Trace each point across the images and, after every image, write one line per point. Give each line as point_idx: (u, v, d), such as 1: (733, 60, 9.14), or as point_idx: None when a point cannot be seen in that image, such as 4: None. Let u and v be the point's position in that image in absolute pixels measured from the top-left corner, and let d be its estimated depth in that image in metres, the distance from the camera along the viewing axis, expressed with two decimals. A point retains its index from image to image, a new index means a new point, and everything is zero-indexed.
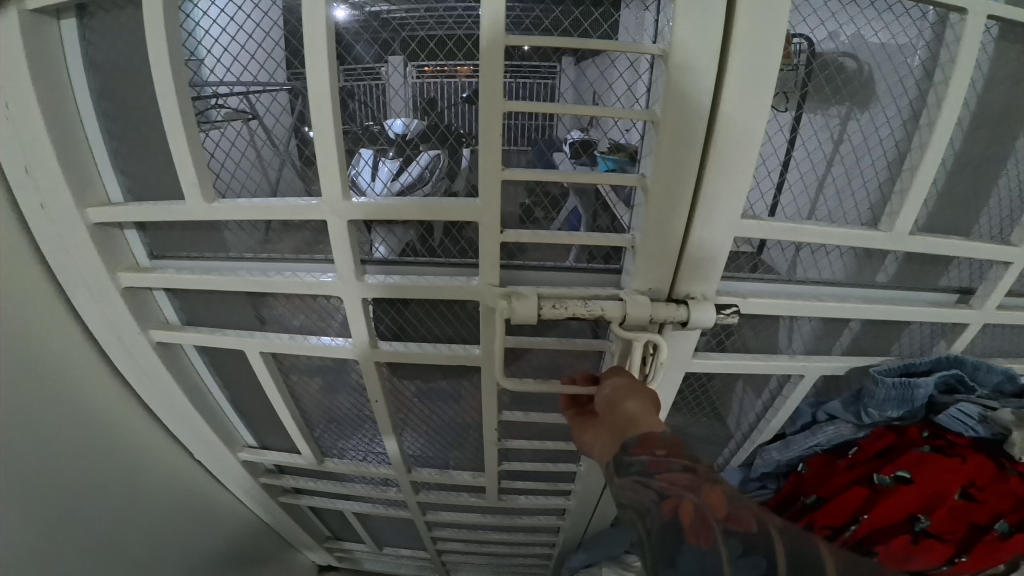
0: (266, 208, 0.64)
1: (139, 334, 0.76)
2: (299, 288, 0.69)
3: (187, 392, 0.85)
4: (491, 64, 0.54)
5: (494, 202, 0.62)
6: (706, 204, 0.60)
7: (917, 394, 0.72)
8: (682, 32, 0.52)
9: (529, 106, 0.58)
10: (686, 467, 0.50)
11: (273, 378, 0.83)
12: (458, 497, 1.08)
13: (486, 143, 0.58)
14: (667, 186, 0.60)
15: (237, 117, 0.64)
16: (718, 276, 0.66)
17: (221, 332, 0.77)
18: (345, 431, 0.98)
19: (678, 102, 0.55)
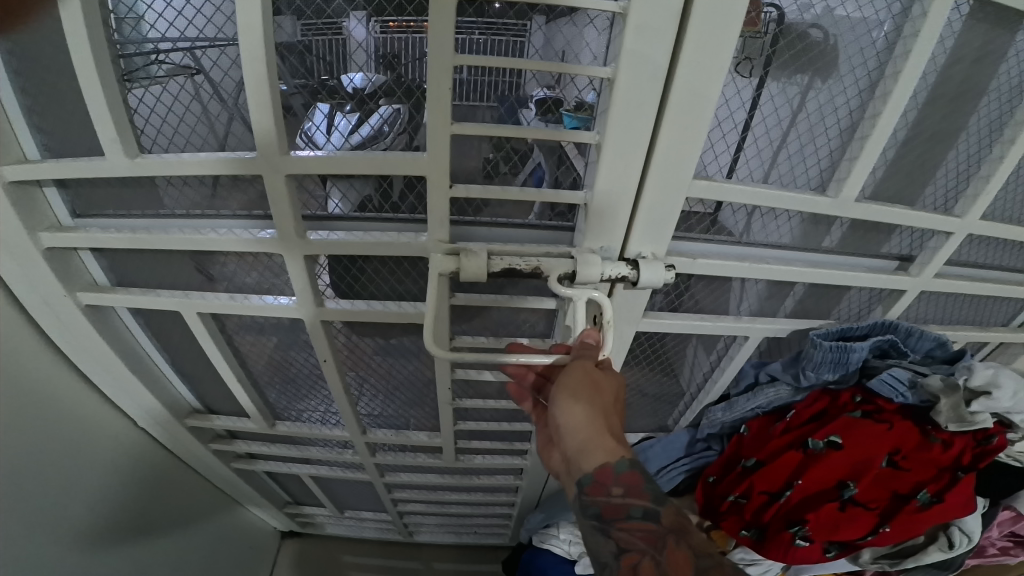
0: (196, 163, 0.59)
1: (66, 297, 0.71)
2: (237, 245, 0.65)
3: (123, 357, 0.81)
4: (439, 13, 0.50)
5: (440, 158, 0.59)
6: (659, 163, 0.60)
7: (852, 358, 0.73)
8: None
9: (480, 61, 0.55)
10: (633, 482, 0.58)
11: (216, 341, 0.80)
12: (416, 457, 1.09)
13: (435, 97, 0.55)
14: (618, 146, 0.59)
15: (179, 72, 0.58)
16: (670, 236, 0.67)
17: (155, 292, 0.73)
18: (296, 393, 0.96)
19: (633, 63, 0.53)
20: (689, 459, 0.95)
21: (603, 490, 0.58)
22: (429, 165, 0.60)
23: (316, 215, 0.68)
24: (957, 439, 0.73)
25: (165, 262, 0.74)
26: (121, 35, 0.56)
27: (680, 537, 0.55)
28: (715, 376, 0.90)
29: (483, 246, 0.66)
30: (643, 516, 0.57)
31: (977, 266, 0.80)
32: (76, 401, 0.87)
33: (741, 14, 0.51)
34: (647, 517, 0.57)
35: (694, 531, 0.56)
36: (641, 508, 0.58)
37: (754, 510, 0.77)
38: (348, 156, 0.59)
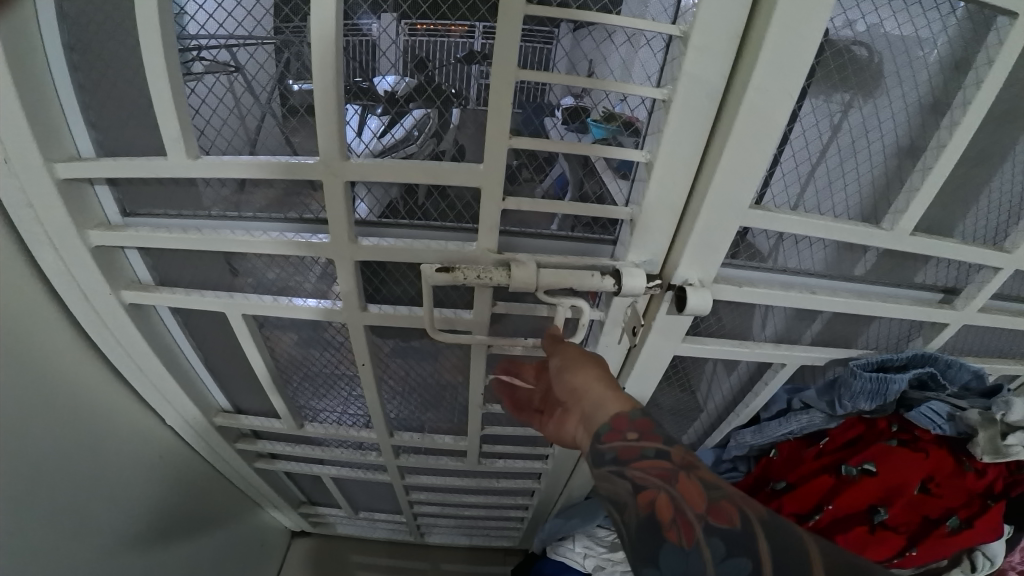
0: (254, 164, 0.59)
1: (110, 294, 0.72)
2: (289, 248, 0.65)
3: (159, 354, 0.81)
4: (508, 24, 0.50)
5: (495, 168, 0.59)
6: (716, 191, 0.58)
7: (891, 388, 0.73)
8: (707, 13, 0.49)
9: (541, 75, 0.55)
10: (660, 452, 0.49)
11: (254, 342, 0.80)
12: (439, 461, 1.09)
13: (495, 108, 0.55)
14: (669, 165, 0.59)
15: (220, 70, 0.58)
16: (719, 262, 0.65)
17: (199, 292, 0.73)
18: (323, 394, 0.96)
19: (694, 83, 0.53)
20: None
21: (618, 435, 0.52)
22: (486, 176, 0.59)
23: (371, 220, 0.68)
24: (990, 468, 0.74)
25: (209, 262, 0.74)
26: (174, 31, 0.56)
27: (691, 471, 0.47)
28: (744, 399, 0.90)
29: (525, 257, 0.66)
30: (656, 455, 0.49)
31: (1017, 298, 0.79)
32: (106, 394, 0.87)
33: (815, 43, 0.50)
34: (661, 457, 0.48)
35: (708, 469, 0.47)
36: (655, 452, 0.49)
37: (782, 529, 0.78)
38: (406, 164, 0.59)
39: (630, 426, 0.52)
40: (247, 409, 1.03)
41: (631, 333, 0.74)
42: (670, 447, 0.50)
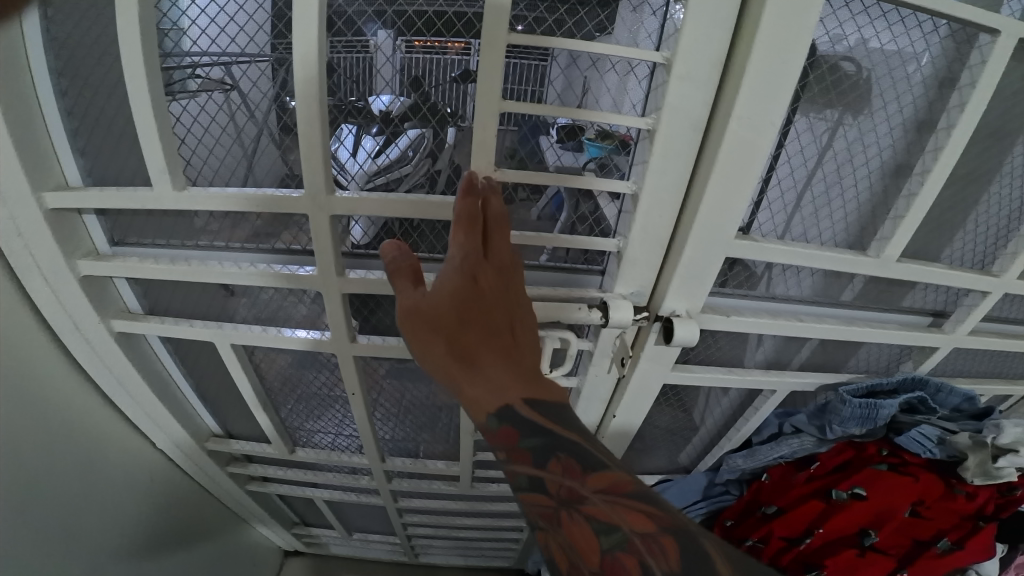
0: (240, 198, 0.60)
1: (100, 322, 0.72)
2: (276, 281, 0.66)
3: (148, 380, 0.81)
4: (491, 50, 0.50)
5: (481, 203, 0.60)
6: (700, 224, 0.58)
7: (881, 414, 0.73)
8: (690, 43, 0.49)
9: (527, 107, 0.55)
10: (533, 478, 0.54)
11: (243, 370, 0.80)
12: (433, 485, 1.08)
13: (480, 140, 0.56)
14: (655, 196, 0.59)
15: (214, 87, 0.58)
16: (706, 293, 0.65)
17: (187, 321, 0.73)
18: (314, 415, 0.96)
19: (678, 114, 0.54)
20: (706, 502, 0.95)
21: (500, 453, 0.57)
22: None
23: (361, 250, 0.69)
24: (981, 491, 0.73)
25: (199, 291, 0.74)
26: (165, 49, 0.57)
27: (572, 505, 0.50)
28: (737, 422, 0.90)
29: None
30: (530, 484, 0.54)
31: (1006, 320, 0.79)
32: (98, 417, 0.87)
33: (795, 73, 0.50)
34: (533, 486, 0.54)
35: (589, 499, 0.50)
36: (529, 477, 0.54)
37: (771, 555, 0.75)
38: (393, 199, 0.59)
39: (502, 442, 0.56)
40: (239, 434, 1.02)
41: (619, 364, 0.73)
42: (545, 472, 0.53)
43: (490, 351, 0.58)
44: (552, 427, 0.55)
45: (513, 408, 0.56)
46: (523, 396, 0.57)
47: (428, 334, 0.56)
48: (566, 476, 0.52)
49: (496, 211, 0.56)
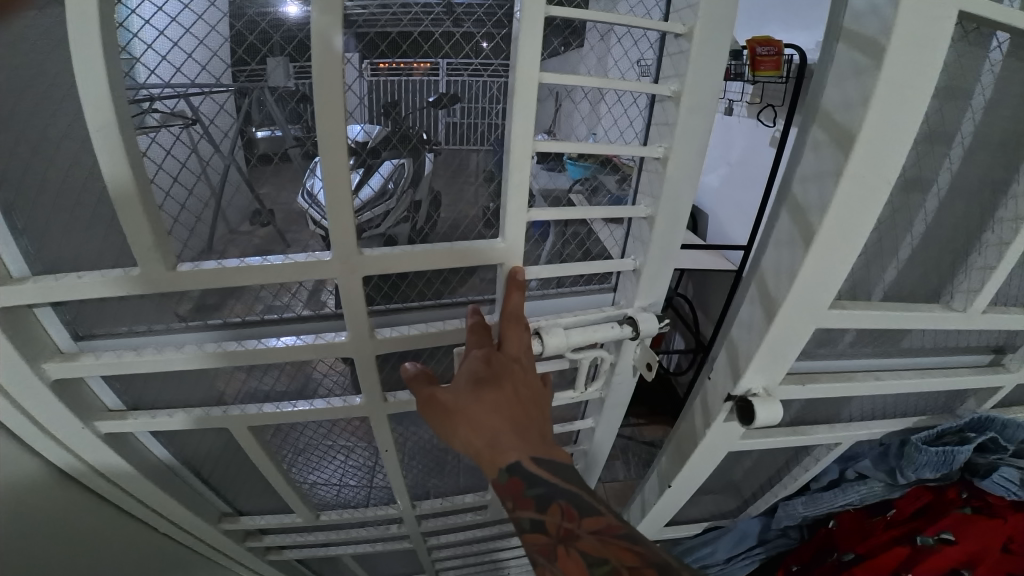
0: (258, 271, 0.53)
1: (85, 428, 0.63)
2: (295, 356, 0.60)
3: (144, 480, 0.73)
4: (524, 97, 0.50)
5: (519, 241, 0.60)
6: (793, 304, 0.54)
7: (956, 459, 0.71)
8: (696, 73, 0.52)
9: (561, 144, 0.54)
10: (536, 524, 0.53)
11: (258, 445, 0.74)
12: (465, 520, 1.05)
13: (516, 184, 0.55)
14: (667, 216, 0.61)
15: (171, 117, 0.47)
16: (786, 368, 0.62)
17: (184, 410, 0.67)
18: (321, 466, 0.90)
19: (686, 138, 0.56)
20: (763, 546, 0.97)
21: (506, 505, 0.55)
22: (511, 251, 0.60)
23: (388, 308, 0.65)
24: None
25: (195, 377, 0.66)
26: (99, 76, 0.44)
27: (570, 543, 0.51)
28: (794, 471, 0.88)
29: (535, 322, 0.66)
30: (532, 526, 0.54)
31: None
32: (89, 518, 0.77)
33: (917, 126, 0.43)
34: (535, 527, 0.54)
35: (584, 538, 0.51)
36: (530, 521, 0.54)
37: None
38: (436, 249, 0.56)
39: (510, 496, 0.54)
40: (250, 509, 0.96)
41: (647, 367, 0.73)
42: (545, 516, 0.53)
43: (510, 409, 0.54)
44: (554, 480, 0.53)
45: (518, 459, 0.53)
46: (529, 451, 0.53)
47: (440, 407, 0.55)
48: (563, 519, 0.52)
49: (517, 306, 0.58)
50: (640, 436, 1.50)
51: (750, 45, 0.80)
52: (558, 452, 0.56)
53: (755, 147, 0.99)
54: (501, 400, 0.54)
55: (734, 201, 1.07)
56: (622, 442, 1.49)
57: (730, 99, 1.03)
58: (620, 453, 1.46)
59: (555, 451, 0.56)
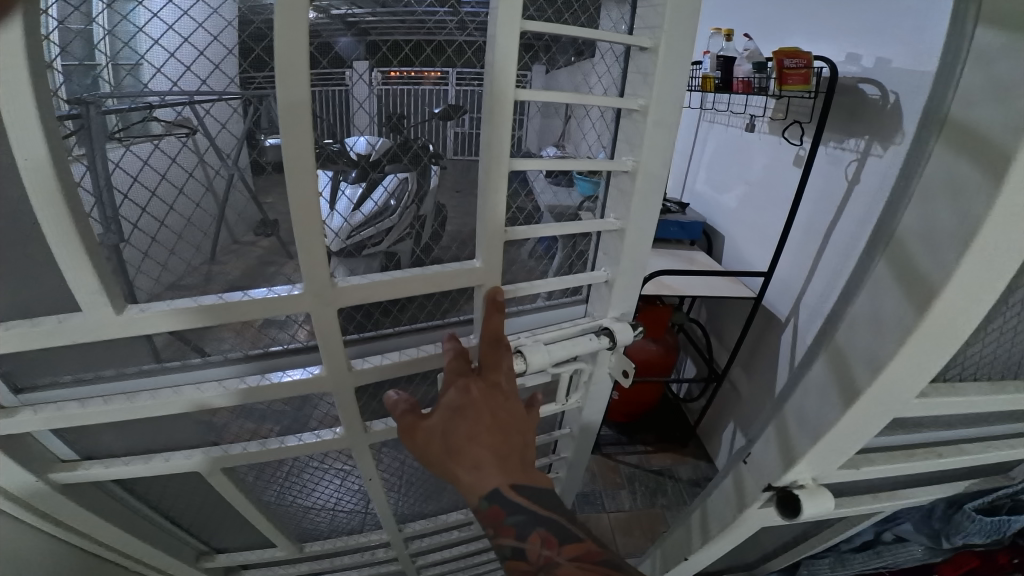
0: (224, 310, 0.43)
1: (37, 488, 0.47)
2: (277, 394, 0.50)
3: (135, 542, 0.57)
4: (499, 112, 0.45)
5: (496, 262, 0.53)
6: (872, 397, 0.44)
7: (1011, 526, 0.64)
8: (662, 87, 0.48)
9: (537, 162, 0.49)
10: (518, 550, 0.48)
11: (232, 482, 0.59)
12: (451, 548, 0.95)
13: (492, 205, 0.49)
14: (637, 231, 0.56)
15: (171, 129, 0.39)
16: (846, 459, 0.52)
17: (142, 457, 0.52)
18: (305, 494, 0.75)
19: (655, 153, 0.52)
20: None
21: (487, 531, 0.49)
22: (484, 274, 0.53)
23: (369, 336, 0.58)
24: None
25: (167, 421, 0.53)
26: (80, 86, 0.36)
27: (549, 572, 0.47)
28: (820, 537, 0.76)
29: (513, 338, 0.60)
30: (513, 553, 0.49)
31: None
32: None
33: None
34: (515, 554, 0.49)
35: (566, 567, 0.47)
36: (511, 547, 0.49)
37: None
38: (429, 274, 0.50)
39: (492, 525, 0.48)
40: (230, 546, 0.79)
41: (623, 375, 0.68)
42: (525, 544, 0.48)
43: (490, 437, 0.47)
44: (534, 509, 0.48)
45: (496, 489, 0.46)
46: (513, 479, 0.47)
47: (412, 440, 0.49)
48: (543, 547, 0.48)
49: (497, 329, 0.50)
50: (649, 464, 1.34)
51: (776, 58, 0.74)
52: (540, 478, 0.50)
53: (776, 166, 0.91)
54: (488, 427, 0.48)
55: (749, 221, 1.00)
56: (628, 470, 1.33)
57: (753, 113, 0.96)
58: (624, 481, 1.29)
59: (536, 475, 0.50)
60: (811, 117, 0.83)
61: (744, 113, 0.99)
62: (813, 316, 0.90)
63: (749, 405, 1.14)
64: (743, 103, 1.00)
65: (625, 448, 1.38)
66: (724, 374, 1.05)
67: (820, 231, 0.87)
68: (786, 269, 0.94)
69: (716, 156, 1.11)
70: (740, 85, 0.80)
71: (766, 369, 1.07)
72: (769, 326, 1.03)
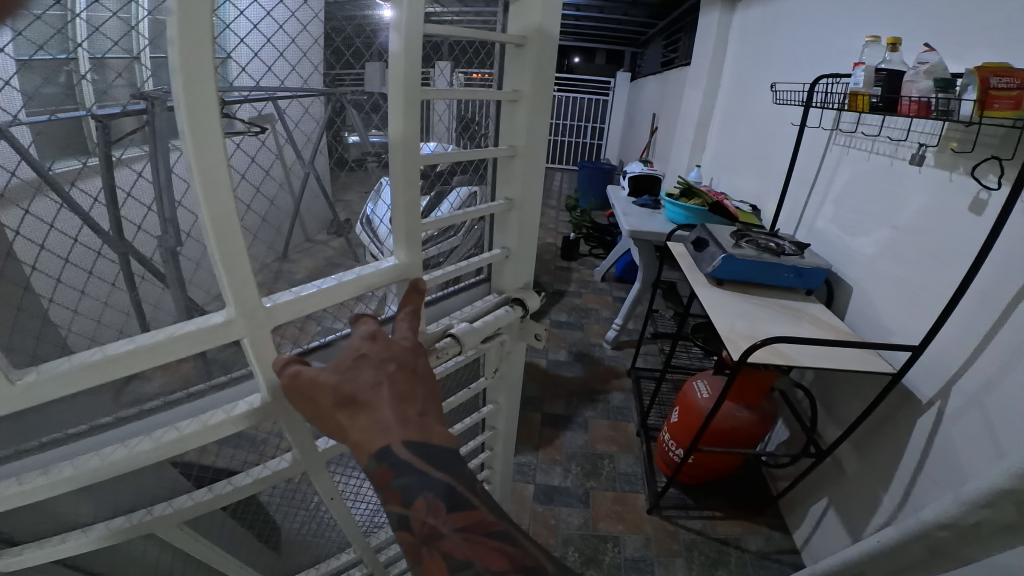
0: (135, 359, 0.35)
1: None
2: (187, 447, 0.41)
3: None
4: (403, 105, 0.42)
5: (416, 258, 0.50)
6: None
7: None
8: (536, 83, 0.52)
9: (448, 157, 0.48)
10: (405, 517, 0.37)
11: (184, 536, 0.48)
12: None
13: (404, 204, 0.47)
14: (517, 208, 0.59)
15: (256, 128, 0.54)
16: None
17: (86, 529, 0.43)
18: (271, 512, 0.63)
19: (529, 134, 0.55)
20: None
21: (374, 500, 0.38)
22: (404, 269, 0.49)
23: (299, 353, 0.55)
24: None
25: None
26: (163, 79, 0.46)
27: (433, 546, 0.35)
28: None
29: (435, 324, 0.58)
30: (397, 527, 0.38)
31: None
32: None
33: None
34: (400, 528, 0.37)
35: (449, 537, 0.35)
36: (396, 518, 0.38)
37: None
38: (355, 278, 0.45)
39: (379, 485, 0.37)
40: None
41: (535, 339, 0.70)
42: (411, 511, 0.37)
43: (390, 387, 0.39)
44: (429, 468, 0.37)
45: (389, 438, 0.37)
46: (404, 427, 0.37)
47: (295, 397, 0.39)
48: (428, 515, 0.36)
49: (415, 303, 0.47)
50: (715, 534, 1.07)
51: (977, 75, 0.54)
52: (444, 434, 0.40)
53: (941, 213, 0.71)
54: (373, 365, 0.40)
55: (896, 276, 0.79)
56: (689, 538, 1.06)
57: (921, 142, 0.75)
58: (682, 550, 1.03)
59: (441, 433, 0.40)
60: (1016, 153, 0.61)
61: (905, 140, 0.78)
62: (972, 402, 0.67)
63: (854, 490, 0.89)
64: (903, 127, 0.79)
65: (688, 511, 1.12)
66: (830, 449, 0.84)
67: (1002, 301, 0.64)
68: (944, 345, 0.72)
69: (852, 190, 0.91)
70: (914, 105, 0.62)
71: (885, 451, 0.82)
72: (902, 405, 0.79)
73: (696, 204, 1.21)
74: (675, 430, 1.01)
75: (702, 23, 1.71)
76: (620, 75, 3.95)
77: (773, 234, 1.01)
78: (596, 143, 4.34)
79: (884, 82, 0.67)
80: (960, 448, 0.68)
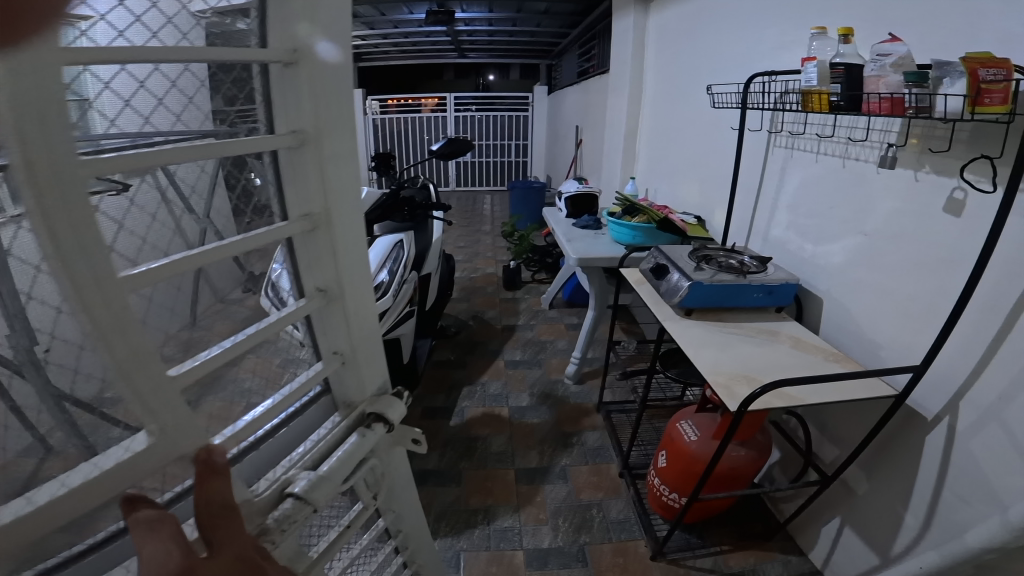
0: None
1: None
2: None
3: None
4: (49, 192, 0.24)
5: (183, 416, 0.32)
6: None
7: None
8: (315, 116, 0.36)
9: (189, 261, 0.31)
10: None
11: None
12: None
13: (125, 351, 0.28)
14: (333, 299, 0.42)
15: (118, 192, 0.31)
16: None
17: None
18: None
19: (337, 189, 0.40)
20: None
21: None
22: (172, 442, 0.31)
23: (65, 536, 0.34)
24: None
25: None
26: None
27: None
28: None
29: (264, 479, 0.39)
30: None
31: None
32: None
33: None
34: None
35: None
36: None
37: None
38: (69, 490, 0.28)
39: None
40: None
41: (416, 442, 0.52)
42: None
43: None
44: None
45: None
46: None
47: None
48: None
49: (221, 491, 0.33)
50: (729, 569, 0.96)
51: (964, 69, 0.48)
52: None
53: (916, 215, 0.65)
54: None
55: (877, 285, 0.72)
56: None
57: (884, 140, 0.69)
58: None
59: None
60: (1006, 150, 0.54)
61: (866, 141, 0.72)
62: (991, 411, 0.61)
63: (868, 508, 0.81)
64: (860, 125, 0.73)
65: (696, 550, 1.00)
66: (839, 474, 0.76)
67: (1006, 305, 0.58)
68: (946, 355, 0.66)
69: (809, 195, 0.85)
70: (886, 103, 0.56)
71: (896, 465, 0.75)
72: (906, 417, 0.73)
73: (643, 221, 1.13)
74: (667, 476, 0.91)
75: (617, 30, 1.66)
76: (537, 89, 3.95)
77: (730, 250, 0.94)
78: (522, 160, 4.29)
79: (842, 78, 0.60)
80: (985, 458, 0.62)
